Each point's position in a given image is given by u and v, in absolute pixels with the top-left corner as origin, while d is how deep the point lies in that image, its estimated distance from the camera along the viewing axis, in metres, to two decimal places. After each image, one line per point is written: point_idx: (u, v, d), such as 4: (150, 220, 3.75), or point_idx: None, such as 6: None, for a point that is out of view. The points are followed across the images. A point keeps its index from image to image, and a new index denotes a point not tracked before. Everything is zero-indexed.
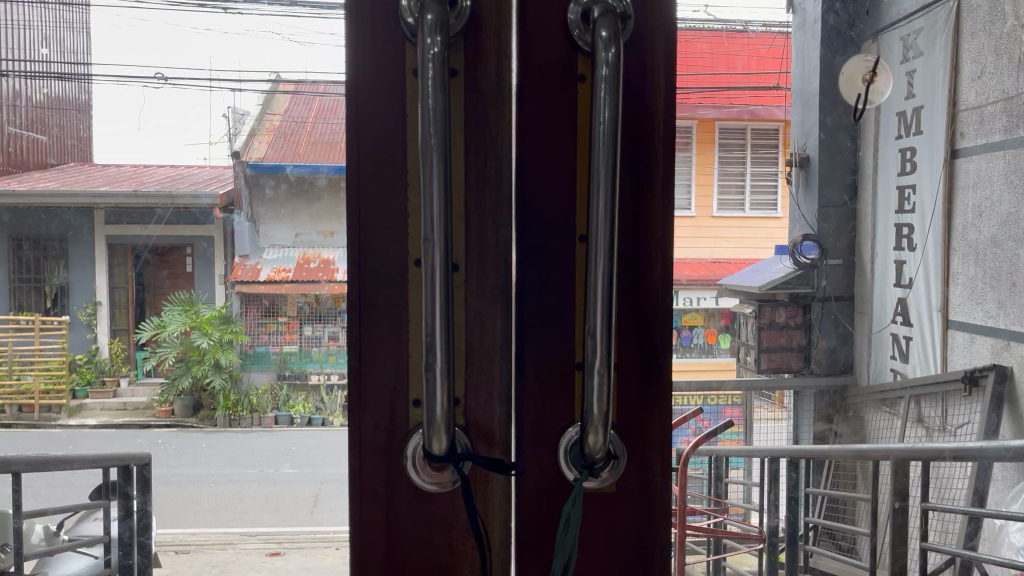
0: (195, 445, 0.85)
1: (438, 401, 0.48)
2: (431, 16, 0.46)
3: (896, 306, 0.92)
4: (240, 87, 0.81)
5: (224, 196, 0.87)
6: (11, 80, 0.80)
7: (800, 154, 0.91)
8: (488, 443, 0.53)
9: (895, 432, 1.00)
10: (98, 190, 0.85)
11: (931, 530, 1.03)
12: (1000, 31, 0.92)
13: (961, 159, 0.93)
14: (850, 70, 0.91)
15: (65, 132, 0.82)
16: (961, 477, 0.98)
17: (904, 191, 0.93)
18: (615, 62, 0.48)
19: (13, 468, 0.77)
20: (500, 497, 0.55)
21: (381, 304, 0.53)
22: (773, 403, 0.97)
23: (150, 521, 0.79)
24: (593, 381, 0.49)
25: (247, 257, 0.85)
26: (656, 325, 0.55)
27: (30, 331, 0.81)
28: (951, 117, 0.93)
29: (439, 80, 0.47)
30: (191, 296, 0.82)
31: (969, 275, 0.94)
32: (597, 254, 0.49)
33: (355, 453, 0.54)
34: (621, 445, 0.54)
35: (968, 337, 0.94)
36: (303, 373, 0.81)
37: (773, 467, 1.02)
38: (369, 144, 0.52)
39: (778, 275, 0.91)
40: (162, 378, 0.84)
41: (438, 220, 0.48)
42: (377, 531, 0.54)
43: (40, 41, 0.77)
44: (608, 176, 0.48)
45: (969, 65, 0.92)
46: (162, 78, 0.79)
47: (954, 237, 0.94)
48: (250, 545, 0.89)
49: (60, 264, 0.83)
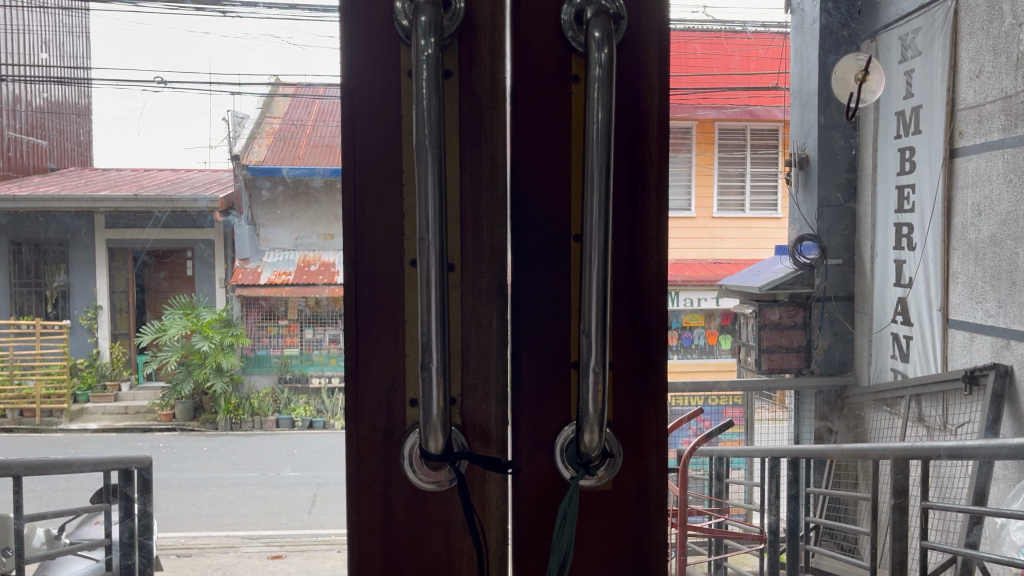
0: (196, 448, 0.81)
1: (434, 400, 0.48)
2: (425, 18, 0.47)
3: (896, 306, 0.92)
4: (240, 90, 0.83)
5: (224, 200, 0.84)
6: (11, 85, 0.83)
7: (799, 154, 0.92)
8: (485, 442, 0.53)
9: (895, 432, 0.98)
10: (98, 195, 0.80)
11: (931, 530, 1.03)
12: (999, 31, 0.91)
13: (959, 158, 0.92)
14: (843, 69, 0.92)
15: (65, 136, 0.82)
16: (963, 476, 0.98)
17: (904, 190, 0.93)
18: (609, 63, 0.48)
19: (13, 471, 0.79)
20: (497, 497, 0.54)
21: (377, 304, 0.52)
22: (775, 404, 0.96)
23: (151, 521, 0.80)
24: (588, 379, 0.49)
25: (247, 261, 0.85)
26: (652, 324, 0.54)
27: (30, 335, 0.81)
28: (950, 115, 0.93)
29: (433, 80, 0.47)
30: (192, 300, 0.79)
31: (970, 274, 0.93)
32: (591, 253, 0.49)
33: (353, 452, 0.54)
34: (616, 444, 0.53)
35: (968, 336, 0.92)
36: (304, 376, 0.82)
37: (773, 465, 1.02)
38: (366, 145, 0.52)
39: (780, 275, 0.91)
40: (162, 383, 0.81)
41: (433, 220, 0.47)
42: (376, 531, 0.54)
43: (39, 45, 0.81)
44: (602, 174, 0.48)
45: (968, 65, 0.91)
46: (162, 82, 0.80)
47: (954, 237, 0.93)
48: (252, 548, 0.88)
49: (59, 268, 0.82)
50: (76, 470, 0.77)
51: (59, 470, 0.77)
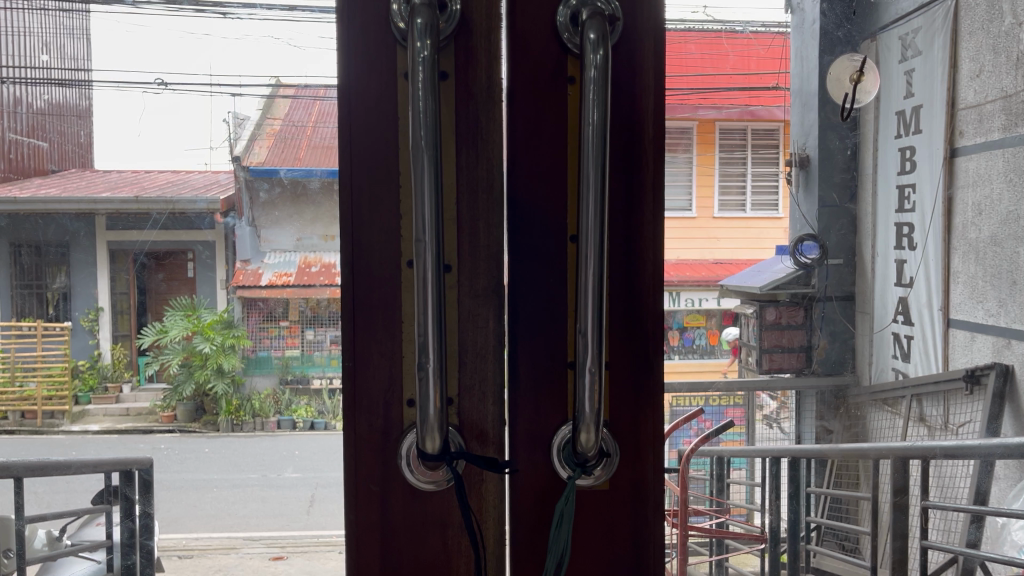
0: (197, 450, 0.81)
1: (431, 400, 0.48)
2: (420, 20, 0.47)
3: (896, 305, 0.92)
4: (240, 91, 0.83)
5: (224, 200, 0.84)
6: (9, 87, 0.82)
7: (800, 154, 0.93)
8: (482, 442, 0.53)
9: (898, 432, 0.96)
10: (98, 197, 0.80)
11: (933, 528, 1.00)
12: (998, 30, 0.90)
13: (960, 158, 0.90)
14: (837, 71, 0.90)
15: (65, 138, 0.81)
16: (964, 476, 0.96)
17: (904, 190, 0.92)
18: (604, 64, 0.48)
19: (14, 472, 0.76)
20: (494, 496, 0.54)
21: (375, 305, 0.53)
22: (777, 403, 0.97)
23: (151, 522, 0.80)
24: (585, 380, 0.49)
25: (249, 261, 0.84)
26: (649, 325, 0.54)
27: (33, 336, 0.81)
28: (950, 116, 0.90)
29: (429, 83, 0.47)
30: (193, 302, 0.81)
31: (970, 272, 0.91)
32: (587, 254, 0.49)
33: (351, 452, 0.54)
34: (612, 442, 0.54)
35: (969, 335, 0.89)
36: (305, 378, 0.82)
37: (774, 466, 1.05)
38: (362, 147, 0.52)
39: (781, 274, 0.94)
40: (165, 383, 0.81)
41: (429, 221, 0.48)
42: (373, 531, 0.54)
43: (41, 47, 0.80)
44: (598, 175, 0.48)
45: (968, 64, 0.89)
46: (162, 83, 0.80)
47: (954, 236, 0.92)
48: (253, 549, 0.88)
49: (61, 269, 0.82)
50: (76, 471, 0.77)
51: (58, 472, 0.77)
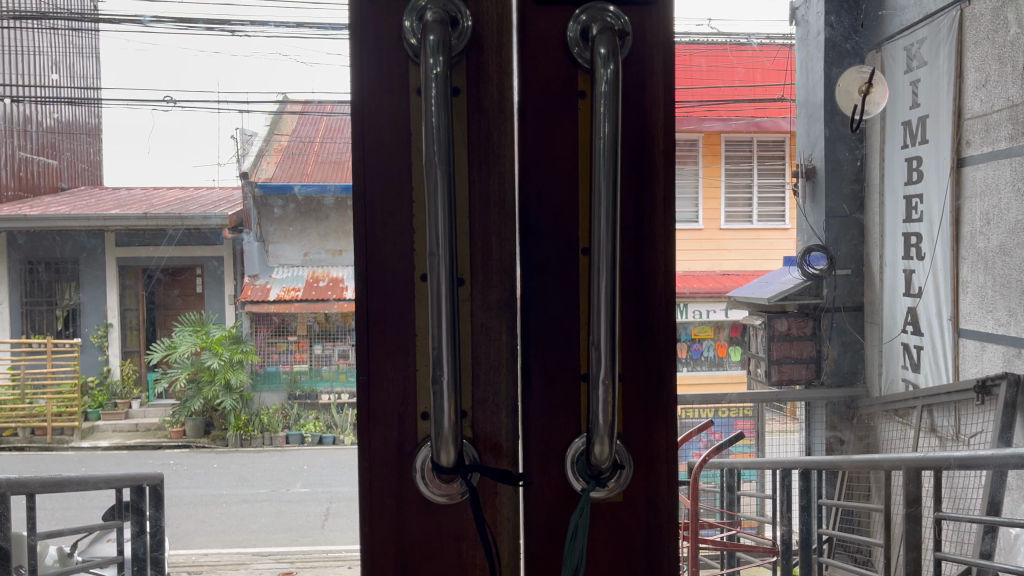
0: (207, 465, 0.82)
1: (445, 413, 0.48)
2: (433, 37, 0.47)
3: (907, 315, 0.99)
4: (247, 107, 0.83)
5: (234, 216, 0.87)
6: (25, 106, 0.81)
7: (805, 166, 0.91)
8: (495, 455, 0.53)
9: (909, 442, 1.03)
10: (110, 214, 0.82)
11: (945, 539, 1.09)
12: (1004, 39, 0.97)
13: (967, 166, 1.02)
14: (846, 82, 0.92)
15: (76, 157, 0.82)
16: (976, 487, 1.00)
17: (913, 201, 1.03)
18: (614, 78, 0.49)
19: (30, 488, 0.77)
20: (508, 508, 0.54)
21: (390, 318, 0.53)
22: (785, 415, 0.95)
23: (162, 536, 0.78)
24: (599, 392, 0.49)
25: (257, 276, 0.87)
26: (661, 335, 0.54)
27: (42, 353, 0.78)
28: (957, 126, 1.03)
29: (442, 98, 0.47)
30: (201, 317, 0.81)
31: (979, 282, 1.00)
32: (598, 267, 0.49)
33: (365, 465, 0.53)
34: (625, 454, 0.53)
35: (979, 345, 0.99)
36: (314, 392, 0.86)
37: (784, 474, 1.04)
38: (376, 162, 0.52)
39: (787, 284, 0.95)
40: (173, 400, 0.81)
41: (443, 235, 0.48)
42: (388, 546, 0.54)
43: (51, 67, 0.81)
44: (609, 188, 0.48)
45: (974, 74, 1.00)
46: (172, 101, 0.83)
47: (965, 245, 1.01)
48: (264, 564, 0.86)
49: (71, 286, 0.82)
50: (91, 486, 0.76)
51: (75, 487, 0.77)
